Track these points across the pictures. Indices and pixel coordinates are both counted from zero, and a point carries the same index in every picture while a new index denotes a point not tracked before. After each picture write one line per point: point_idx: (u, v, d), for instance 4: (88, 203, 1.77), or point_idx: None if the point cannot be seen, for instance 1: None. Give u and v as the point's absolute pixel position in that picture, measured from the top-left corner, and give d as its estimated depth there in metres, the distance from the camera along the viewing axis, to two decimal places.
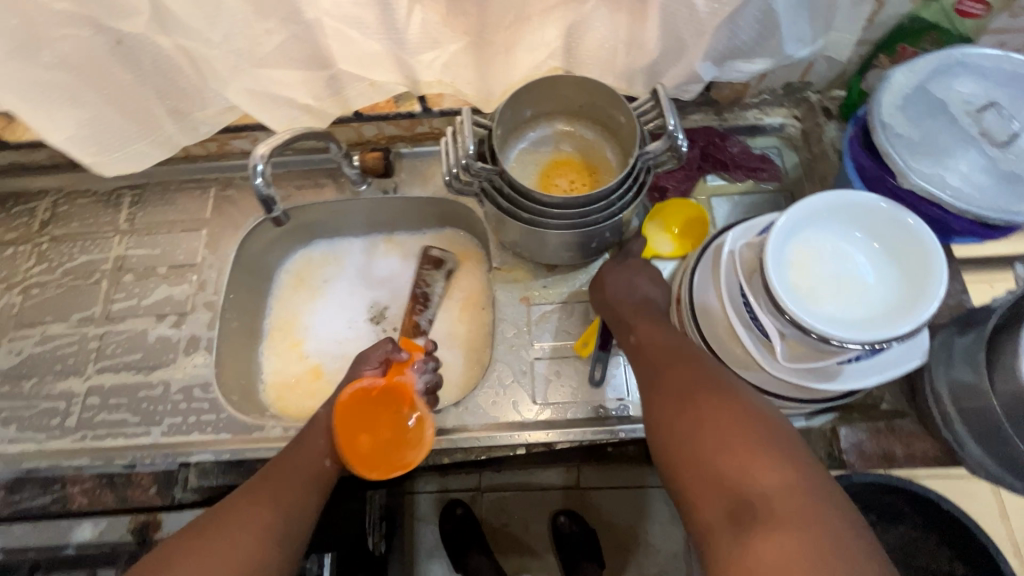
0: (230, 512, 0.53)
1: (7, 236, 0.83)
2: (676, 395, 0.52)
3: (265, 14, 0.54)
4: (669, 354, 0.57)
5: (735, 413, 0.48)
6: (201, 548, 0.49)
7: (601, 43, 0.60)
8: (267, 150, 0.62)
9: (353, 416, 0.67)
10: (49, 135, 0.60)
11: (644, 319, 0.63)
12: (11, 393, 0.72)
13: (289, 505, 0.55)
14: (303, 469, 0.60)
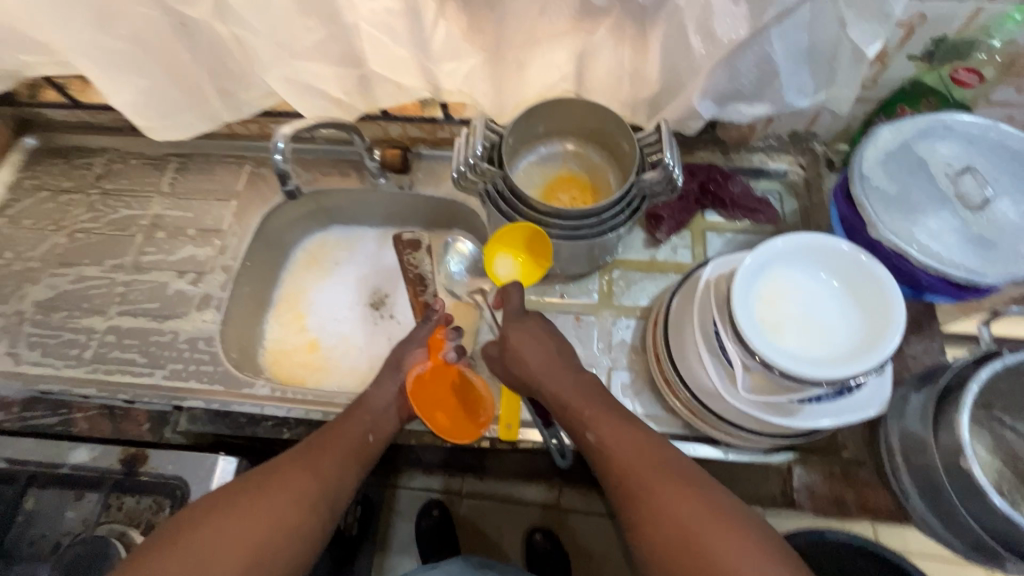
0: (275, 474, 0.58)
1: (65, 184, 0.92)
2: (657, 506, 0.51)
3: (309, 13, 0.61)
4: (625, 454, 0.55)
5: (726, 518, 0.49)
6: (256, 502, 0.55)
7: (608, 71, 0.64)
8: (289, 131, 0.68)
9: (422, 402, 0.71)
10: (113, 97, 0.69)
11: (583, 413, 0.60)
12: (41, 321, 0.80)
13: (330, 475, 0.61)
14: (348, 443, 0.65)
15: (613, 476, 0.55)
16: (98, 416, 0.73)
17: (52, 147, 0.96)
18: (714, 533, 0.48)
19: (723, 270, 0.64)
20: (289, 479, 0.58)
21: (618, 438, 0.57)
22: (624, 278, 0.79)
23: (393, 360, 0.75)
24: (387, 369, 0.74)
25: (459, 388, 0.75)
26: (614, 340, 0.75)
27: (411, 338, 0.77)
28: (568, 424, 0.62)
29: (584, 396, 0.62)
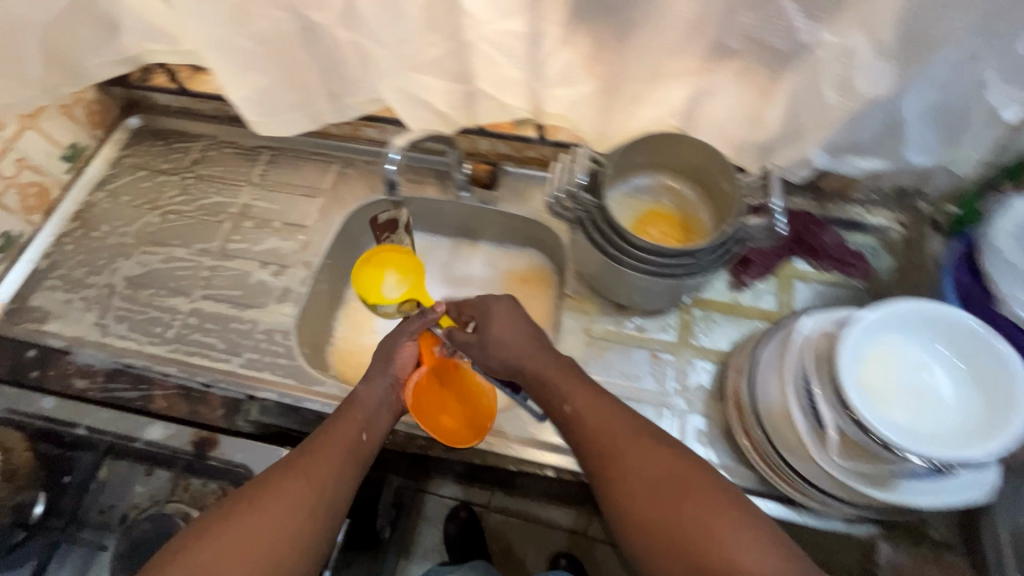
0: (266, 491, 0.55)
1: (163, 165, 0.96)
2: (644, 497, 0.51)
3: (434, 29, 0.61)
4: (609, 441, 0.55)
5: (726, 512, 0.48)
6: (243, 525, 0.52)
7: (722, 110, 0.63)
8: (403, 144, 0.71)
9: (421, 405, 0.72)
10: (231, 91, 0.71)
11: (560, 387, 0.60)
12: (130, 296, 0.83)
13: (325, 483, 0.57)
14: (339, 446, 0.61)
15: (594, 461, 0.55)
16: (175, 397, 0.74)
17: (154, 128, 1.00)
18: (706, 528, 0.47)
19: (824, 324, 0.63)
20: (283, 494, 0.54)
21: (599, 421, 0.56)
22: (705, 319, 0.77)
23: (380, 355, 0.71)
24: (377, 362, 0.70)
25: (454, 381, 0.77)
26: (691, 383, 0.73)
27: (399, 331, 0.72)
28: (541, 397, 0.62)
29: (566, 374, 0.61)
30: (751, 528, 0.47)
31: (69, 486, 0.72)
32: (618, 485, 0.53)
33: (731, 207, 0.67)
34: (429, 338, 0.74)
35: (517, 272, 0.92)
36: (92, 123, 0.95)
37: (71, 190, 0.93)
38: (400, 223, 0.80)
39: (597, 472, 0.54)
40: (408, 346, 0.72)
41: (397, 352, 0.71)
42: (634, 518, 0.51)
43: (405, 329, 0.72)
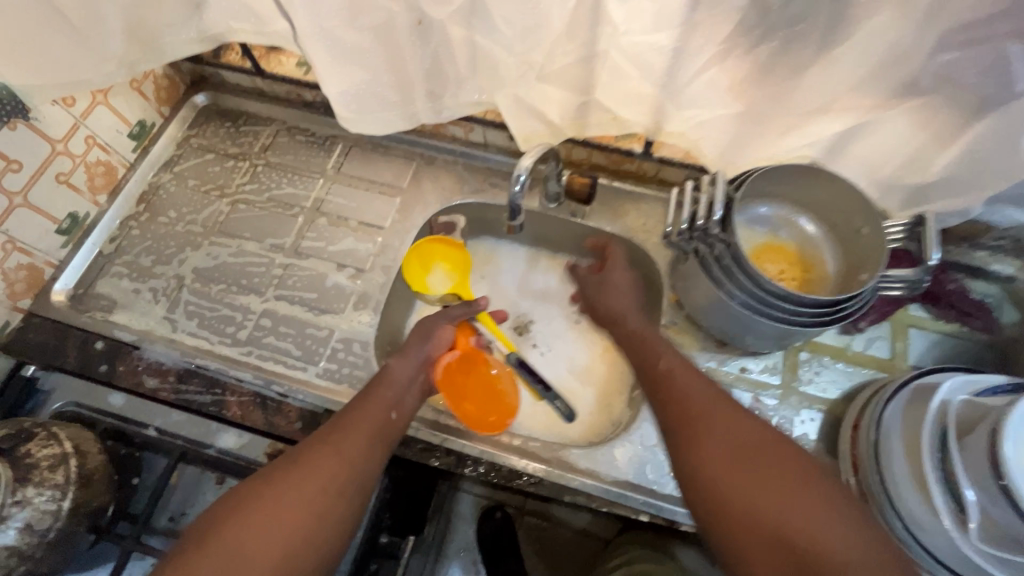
0: (299, 463, 0.54)
1: (231, 149, 0.91)
2: (722, 464, 0.49)
3: (570, 37, 0.55)
4: (694, 408, 0.54)
5: (805, 487, 0.47)
6: (273, 496, 0.51)
7: (877, 146, 0.57)
8: (531, 162, 0.63)
9: (449, 388, 0.71)
10: (327, 84, 0.66)
11: (654, 351, 0.62)
12: (200, 291, 0.79)
13: (353, 459, 0.55)
14: (368, 422, 0.59)
15: (675, 422, 0.54)
16: (251, 404, 0.71)
17: (221, 108, 0.95)
18: (792, 506, 0.45)
19: (965, 392, 0.59)
20: (313, 468, 0.53)
21: (690, 391, 0.56)
22: (812, 363, 0.72)
23: (416, 334, 0.70)
24: (413, 338, 0.69)
25: (484, 374, 0.75)
26: (796, 432, 0.69)
27: (442, 315, 0.74)
28: (638, 354, 0.63)
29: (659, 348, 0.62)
30: (837, 514, 0.45)
31: (139, 487, 0.71)
32: (695, 451, 0.51)
33: (872, 253, 0.62)
34: (467, 328, 0.76)
35: None
36: (159, 100, 0.90)
37: (137, 170, 0.88)
38: (458, 227, 0.84)
39: (674, 438, 0.53)
40: (448, 329, 0.73)
41: (436, 333, 0.71)
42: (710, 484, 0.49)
43: (447, 313, 0.74)
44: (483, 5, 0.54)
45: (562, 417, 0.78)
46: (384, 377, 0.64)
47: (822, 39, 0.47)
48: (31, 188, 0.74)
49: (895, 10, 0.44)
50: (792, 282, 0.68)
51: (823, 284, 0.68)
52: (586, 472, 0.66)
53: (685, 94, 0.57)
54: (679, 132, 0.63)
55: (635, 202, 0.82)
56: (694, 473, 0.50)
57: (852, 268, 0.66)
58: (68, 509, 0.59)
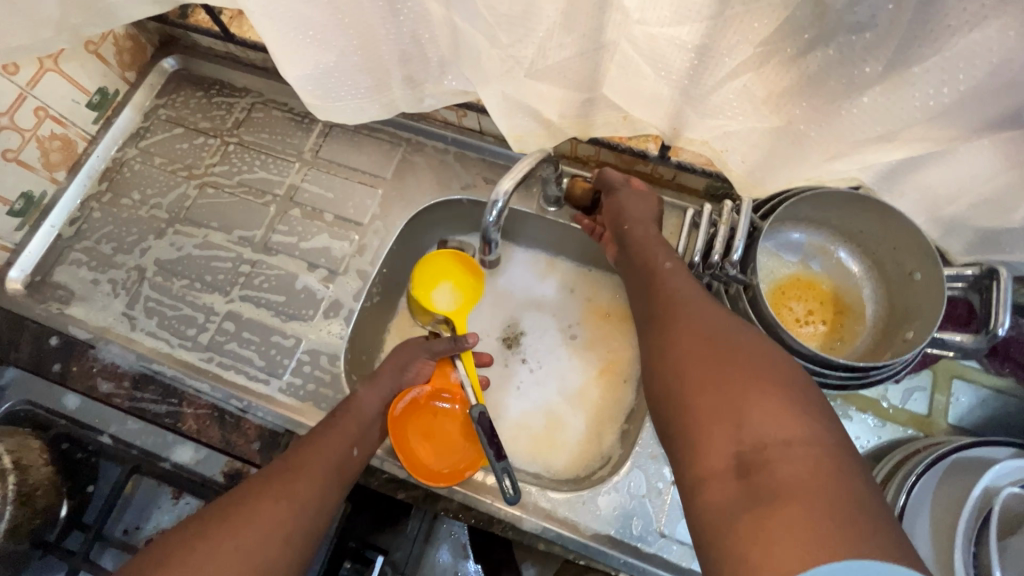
0: (241, 506, 0.48)
1: (202, 123, 0.82)
2: (692, 344, 0.46)
3: (569, 28, 0.43)
4: (677, 296, 0.51)
5: (776, 374, 0.42)
6: (209, 544, 0.45)
7: (948, 181, 0.45)
8: (512, 184, 0.54)
9: (401, 428, 0.64)
10: (285, 66, 0.56)
11: (653, 245, 0.59)
12: (162, 285, 0.73)
13: (304, 504, 0.50)
14: (326, 458, 0.54)
15: (656, 305, 0.52)
16: (207, 419, 0.66)
17: (193, 74, 0.86)
18: (744, 381, 0.41)
19: (1011, 482, 0.49)
20: (258, 513, 0.48)
21: (677, 283, 0.53)
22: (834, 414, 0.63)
23: (393, 361, 0.65)
24: (388, 366, 0.64)
25: (450, 415, 0.67)
26: None
27: (423, 343, 0.66)
28: (635, 251, 0.60)
29: (658, 243, 0.59)
30: (795, 400, 0.41)
31: (94, 496, 0.66)
32: (667, 331, 0.49)
33: (924, 303, 0.52)
34: (449, 362, 0.68)
35: (599, 304, 0.78)
36: (123, 64, 0.81)
37: (99, 143, 0.80)
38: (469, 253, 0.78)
39: (654, 320, 0.51)
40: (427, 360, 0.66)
41: (412, 364, 0.65)
42: (670, 358, 0.47)
43: (431, 344, 0.66)
44: None
45: (548, 447, 0.71)
46: (354, 407, 0.60)
47: (896, 51, 0.35)
48: None
49: (1008, 19, 0.32)
50: (819, 325, 0.59)
51: (857, 331, 0.58)
52: (563, 521, 0.61)
53: (710, 102, 0.46)
54: (701, 141, 0.52)
55: None
56: (662, 346, 0.48)
57: (894, 316, 0.56)
58: (4, 529, 0.57)
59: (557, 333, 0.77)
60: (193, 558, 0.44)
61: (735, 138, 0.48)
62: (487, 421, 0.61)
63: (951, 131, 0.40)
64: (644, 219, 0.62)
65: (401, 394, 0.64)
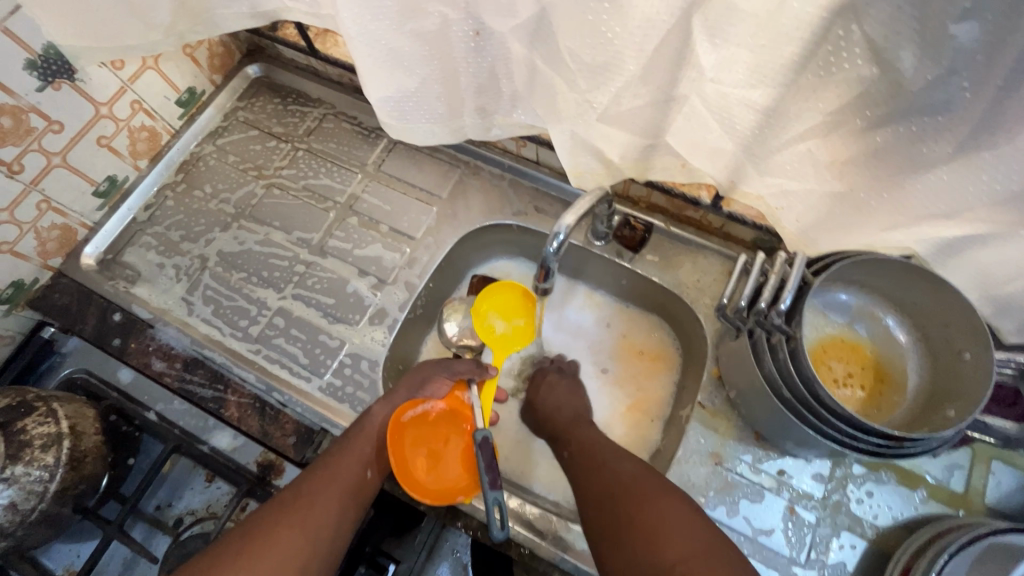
0: (258, 534, 0.50)
1: (276, 128, 0.88)
2: (601, 495, 0.55)
3: (647, 81, 0.46)
4: (585, 455, 0.60)
5: (663, 511, 0.50)
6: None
7: (1008, 263, 0.46)
8: (573, 220, 0.56)
9: (402, 444, 0.59)
10: (369, 87, 0.59)
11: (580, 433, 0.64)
12: (221, 276, 0.77)
13: (319, 534, 0.51)
14: (341, 482, 0.54)
15: (575, 465, 0.60)
16: (250, 408, 0.68)
17: (273, 82, 0.91)
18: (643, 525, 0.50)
19: None
20: (273, 545, 0.49)
21: (587, 440, 0.62)
22: (865, 481, 0.62)
23: (410, 378, 0.63)
24: (406, 382, 0.63)
25: (457, 430, 0.62)
26: (831, 558, 0.59)
27: (444, 364, 0.65)
28: (553, 441, 0.67)
29: (576, 426, 0.65)
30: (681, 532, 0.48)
31: (133, 469, 0.69)
32: (585, 486, 0.57)
33: (970, 386, 0.51)
34: (465, 384, 0.65)
35: (634, 341, 0.78)
36: (212, 67, 0.87)
37: (181, 137, 0.86)
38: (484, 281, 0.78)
39: (575, 472, 0.60)
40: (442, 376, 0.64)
41: (429, 382, 0.63)
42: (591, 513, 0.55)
43: (450, 365, 0.65)
44: (550, 26, 0.46)
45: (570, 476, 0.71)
46: (369, 425, 0.59)
47: (969, 133, 0.37)
48: (71, 149, 0.72)
49: None
50: (857, 389, 0.59)
51: (895, 401, 0.58)
52: (581, 555, 0.61)
53: (773, 161, 0.47)
54: (757, 196, 0.54)
55: (693, 256, 0.73)
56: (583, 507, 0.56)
57: (937, 392, 0.55)
58: (54, 491, 0.59)
59: (590, 366, 0.78)
60: None
61: (793, 197, 0.50)
62: (489, 446, 0.57)
63: (1017, 215, 0.40)
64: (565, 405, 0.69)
65: (413, 402, 0.61)
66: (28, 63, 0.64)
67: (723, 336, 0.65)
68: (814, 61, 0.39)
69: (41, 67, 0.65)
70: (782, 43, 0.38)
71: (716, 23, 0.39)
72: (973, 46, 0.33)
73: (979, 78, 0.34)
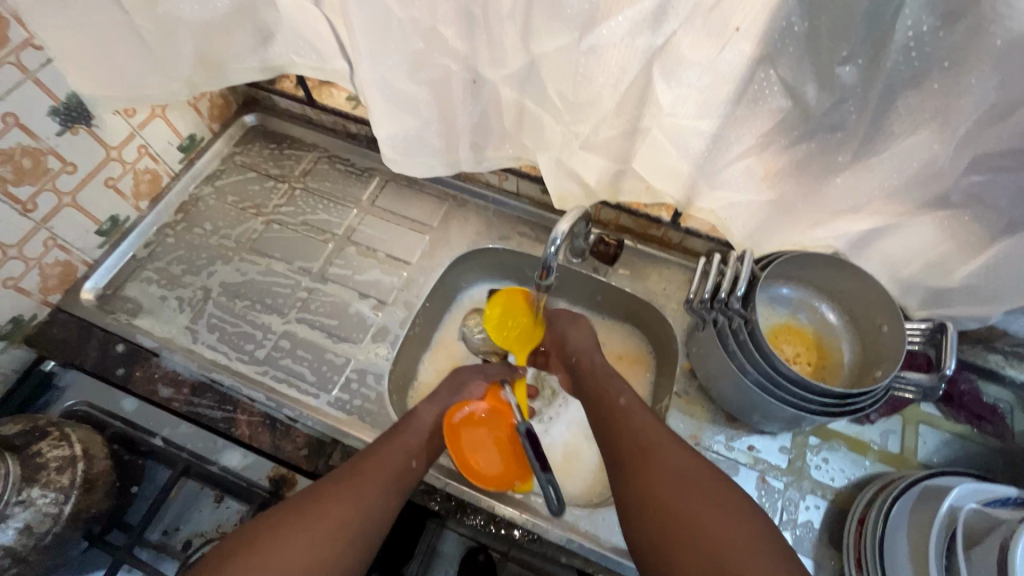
0: (318, 499, 0.56)
1: (273, 170, 0.94)
2: (665, 474, 0.56)
3: (619, 115, 0.57)
4: (640, 430, 0.61)
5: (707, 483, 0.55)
6: (290, 531, 0.53)
7: (904, 250, 0.59)
8: (568, 227, 0.64)
9: (458, 444, 0.67)
10: (378, 126, 0.69)
11: (613, 388, 0.67)
12: (225, 305, 0.81)
13: (366, 508, 0.56)
14: (389, 466, 0.60)
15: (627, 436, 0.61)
16: (260, 425, 0.71)
17: (268, 129, 0.99)
18: (680, 476, 0.55)
19: (974, 500, 0.57)
20: (327, 511, 0.55)
21: (639, 420, 0.62)
22: (821, 449, 0.72)
23: (450, 383, 0.72)
24: (443, 389, 0.71)
25: (504, 426, 0.69)
26: (800, 518, 0.68)
27: (478, 369, 0.75)
28: (596, 396, 0.67)
29: (622, 387, 0.67)
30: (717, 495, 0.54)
31: (137, 497, 0.70)
32: (646, 457, 0.58)
33: (890, 352, 0.63)
34: (500, 386, 0.72)
35: (613, 348, 0.87)
36: (212, 116, 0.94)
37: (180, 180, 0.91)
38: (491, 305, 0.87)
39: (631, 438, 0.60)
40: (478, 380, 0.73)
41: (468, 385, 0.72)
42: (656, 488, 0.55)
43: (483, 369, 0.75)
44: (539, 74, 0.57)
45: (566, 473, 0.76)
46: (415, 423, 0.65)
47: (861, 146, 0.50)
48: (81, 189, 0.76)
49: (933, 131, 0.46)
50: (805, 366, 0.70)
51: (835, 373, 0.69)
52: (584, 536, 0.67)
53: (721, 177, 0.59)
54: (709, 209, 0.65)
55: (659, 267, 0.84)
56: (643, 478, 0.56)
57: (868, 361, 0.66)
58: (67, 513, 0.61)
59: None
60: (277, 542, 0.52)
61: (738, 208, 0.62)
62: (532, 434, 0.64)
63: (903, 206, 0.54)
64: (592, 357, 0.72)
65: (459, 406, 0.69)
66: (52, 110, 0.69)
67: (691, 331, 0.75)
68: (746, 95, 0.51)
69: (62, 113, 0.71)
70: (722, 83, 0.51)
71: (673, 70, 0.51)
72: (854, 84, 0.46)
73: (862, 105, 0.47)
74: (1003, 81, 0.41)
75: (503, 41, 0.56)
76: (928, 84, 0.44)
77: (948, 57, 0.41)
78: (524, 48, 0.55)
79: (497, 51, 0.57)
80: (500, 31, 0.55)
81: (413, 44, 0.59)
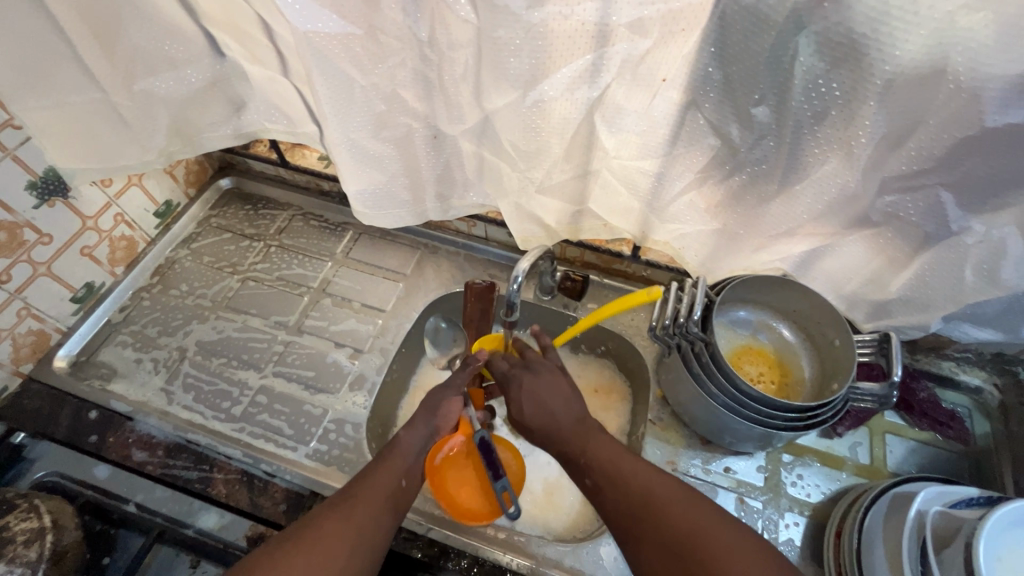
0: (309, 530, 0.52)
1: (248, 230, 0.97)
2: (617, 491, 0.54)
3: (569, 160, 0.62)
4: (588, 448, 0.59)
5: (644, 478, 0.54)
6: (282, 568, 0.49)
7: (842, 267, 0.63)
8: (527, 265, 0.68)
9: (442, 481, 0.67)
10: (347, 183, 0.73)
11: (574, 433, 0.60)
12: (201, 363, 0.82)
13: (361, 529, 0.54)
14: (380, 488, 0.58)
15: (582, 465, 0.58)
16: (237, 483, 0.71)
17: (243, 191, 1.02)
18: (634, 492, 0.53)
19: (938, 503, 0.58)
20: (320, 537, 0.52)
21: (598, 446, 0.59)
22: (795, 465, 0.74)
23: (425, 405, 0.67)
24: (419, 412, 0.66)
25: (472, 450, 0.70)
26: (781, 536, 0.69)
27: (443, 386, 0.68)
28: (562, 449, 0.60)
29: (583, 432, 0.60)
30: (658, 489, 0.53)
31: (109, 567, 0.70)
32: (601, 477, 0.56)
33: (844, 365, 0.66)
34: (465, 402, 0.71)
35: (588, 382, 0.88)
36: (188, 182, 0.97)
37: (156, 245, 0.93)
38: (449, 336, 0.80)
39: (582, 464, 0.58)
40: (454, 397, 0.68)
41: (442, 405, 0.66)
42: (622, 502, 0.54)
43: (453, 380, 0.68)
44: (493, 128, 0.62)
45: (547, 509, 0.76)
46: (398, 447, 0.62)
47: (784, 176, 0.55)
48: (56, 259, 0.78)
49: (841, 159, 0.52)
50: (770, 384, 0.72)
51: (799, 389, 0.71)
52: (571, 571, 0.66)
53: (668, 211, 0.64)
54: (663, 242, 0.70)
55: (626, 300, 0.87)
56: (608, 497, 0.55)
57: (828, 375, 0.69)
58: None
59: None
60: None
61: (689, 238, 0.66)
62: (488, 443, 0.68)
63: (833, 226, 0.59)
64: (557, 409, 0.62)
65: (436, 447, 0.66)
66: (29, 184, 0.72)
67: (660, 359, 0.77)
68: (680, 136, 0.56)
69: (40, 187, 0.73)
70: (657, 128, 0.56)
71: (612, 118, 0.56)
72: (768, 121, 0.51)
73: (780, 140, 0.52)
74: (891, 115, 0.47)
75: (457, 100, 0.61)
76: (830, 120, 0.49)
77: (841, 95, 0.47)
78: (477, 105, 0.60)
79: (453, 110, 0.62)
80: (454, 92, 0.60)
81: (376, 107, 0.64)
